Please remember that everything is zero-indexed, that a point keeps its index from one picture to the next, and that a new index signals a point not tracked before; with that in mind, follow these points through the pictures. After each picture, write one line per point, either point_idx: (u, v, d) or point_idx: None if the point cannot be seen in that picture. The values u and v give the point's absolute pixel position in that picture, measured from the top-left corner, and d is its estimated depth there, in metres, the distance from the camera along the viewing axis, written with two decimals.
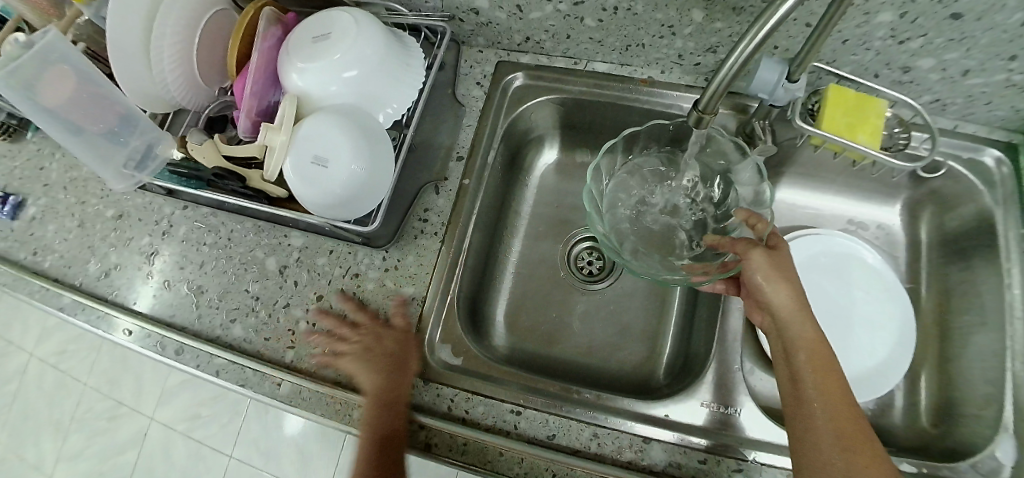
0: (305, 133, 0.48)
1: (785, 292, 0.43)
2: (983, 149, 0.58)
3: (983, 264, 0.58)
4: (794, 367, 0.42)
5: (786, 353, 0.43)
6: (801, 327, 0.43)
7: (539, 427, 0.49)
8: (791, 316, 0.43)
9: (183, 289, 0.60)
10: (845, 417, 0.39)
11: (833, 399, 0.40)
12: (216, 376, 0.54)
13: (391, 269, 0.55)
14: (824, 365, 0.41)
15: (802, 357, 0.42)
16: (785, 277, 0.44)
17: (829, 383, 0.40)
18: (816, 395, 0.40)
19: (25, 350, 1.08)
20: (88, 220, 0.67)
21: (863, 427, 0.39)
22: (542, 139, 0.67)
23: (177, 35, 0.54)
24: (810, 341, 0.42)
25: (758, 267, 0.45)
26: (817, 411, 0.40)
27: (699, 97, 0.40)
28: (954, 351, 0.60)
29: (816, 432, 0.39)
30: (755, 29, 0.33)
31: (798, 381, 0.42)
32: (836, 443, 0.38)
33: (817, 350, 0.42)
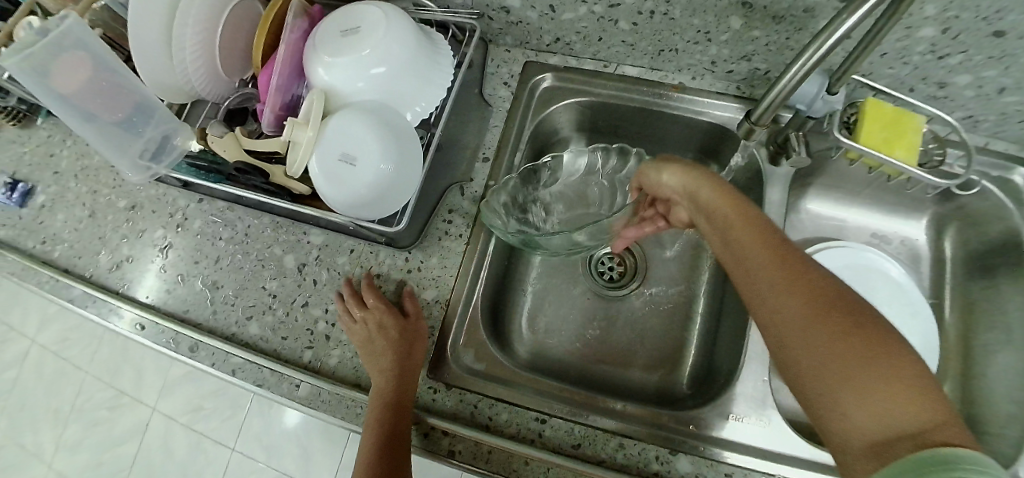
0: (334, 128, 0.47)
1: (677, 176, 0.45)
2: (1012, 167, 0.57)
3: (1008, 282, 0.58)
4: (729, 238, 0.40)
5: (719, 232, 0.41)
6: (714, 199, 0.42)
7: (565, 436, 0.48)
8: (701, 191, 0.43)
9: (198, 285, 0.59)
10: (789, 277, 0.35)
11: (770, 256, 0.37)
12: (232, 375, 0.53)
13: (414, 271, 0.54)
14: (745, 225, 0.40)
15: (728, 226, 0.40)
16: (676, 167, 0.46)
17: (757, 240, 0.38)
18: (752, 258, 0.38)
19: (26, 336, 1.06)
20: (100, 210, 0.65)
21: (812, 270, 0.36)
22: (566, 142, 0.66)
23: (201, 25, 0.53)
24: (729, 206, 0.41)
25: (650, 170, 0.49)
26: (760, 276, 0.37)
27: (750, 111, 0.44)
28: (978, 368, 0.59)
29: (779, 306, 0.35)
30: (813, 46, 0.35)
31: (735, 251, 0.39)
32: (791, 300, 0.34)
33: (731, 208, 0.41)
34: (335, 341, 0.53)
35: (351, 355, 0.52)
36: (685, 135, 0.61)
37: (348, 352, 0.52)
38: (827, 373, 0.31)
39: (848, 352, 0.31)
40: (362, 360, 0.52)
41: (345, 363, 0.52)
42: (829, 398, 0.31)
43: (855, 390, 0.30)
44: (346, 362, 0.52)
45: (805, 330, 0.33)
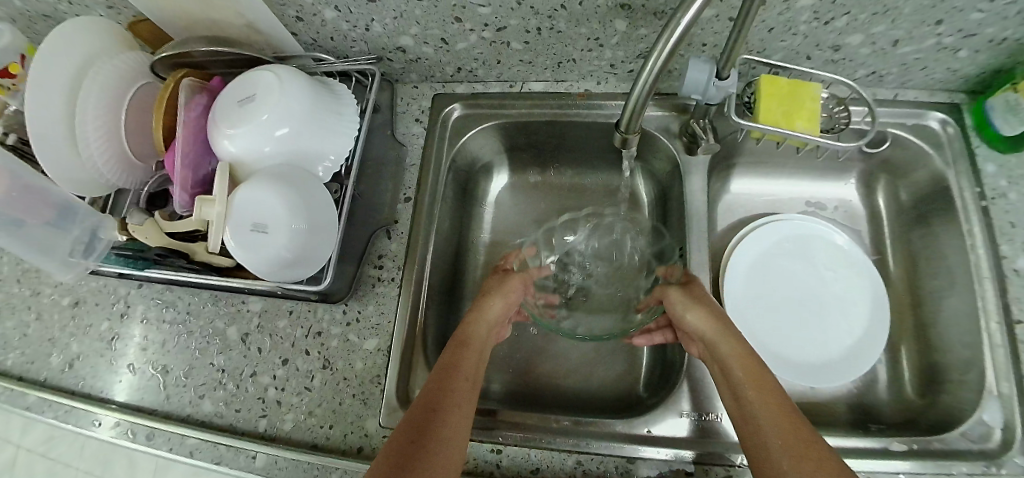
0: (241, 198, 0.47)
1: (703, 315, 0.49)
2: (928, 112, 0.59)
3: (943, 227, 0.58)
4: (731, 384, 0.44)
5: (722, 373, 0.45)
6: (727, 344, 0.46)
7: (522, 462, 0.48)
8: (714, 338, 0.47)
9: (149, 371, 0.58)
10: (789, 427, 0.39)
11: (778, 415, 0.40)
12: (190, 457, 0.53)
13: (353, 322, 0.55)
14: (753, 372, 0.43)
15: (730, 366, 0.45)
16: (700, 299, 0.50)
17: (766, 397, 0.41)
18: (756, 411, 0.40)
19: (11, 443, 1.05)
20: (45, 311, 0.65)
21: (809, 433, 0.38)
22: (491, 165, 0.67)
23: (100, 118, 0.53)
24: (735, 348, 0.46)
25: (678, 299, 0.51)
26: (760, 416, 0.40)
27: (618, 119, 0.42)
28: (929, 316, 0.60)
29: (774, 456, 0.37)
30: (668, 33, 0.32)
31: (739, 397, 0.42)
32: (791, 460, 0.36)
33: (745, 361, 0.44)
34: (286, 405, 0.53)
35: (304, 417, 0.52)
36: (602, 139, 0.62)
37: (300, 415, 0.52)
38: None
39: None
40: (315, 420, 0.52)
41: (299, 426, 0.52)
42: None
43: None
44: (300, 425, 0.52)
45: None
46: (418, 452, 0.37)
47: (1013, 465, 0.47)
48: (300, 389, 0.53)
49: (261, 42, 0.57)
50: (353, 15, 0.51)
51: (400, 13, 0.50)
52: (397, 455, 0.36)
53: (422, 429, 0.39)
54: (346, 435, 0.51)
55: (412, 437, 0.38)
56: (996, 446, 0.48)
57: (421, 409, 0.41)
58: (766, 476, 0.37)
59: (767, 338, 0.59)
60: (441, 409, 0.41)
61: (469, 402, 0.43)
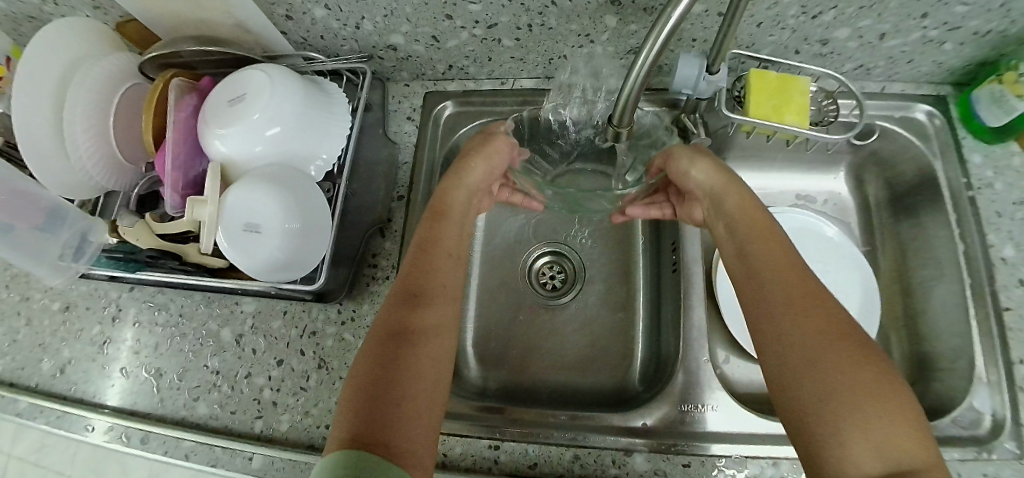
0: (233, 199, 0.47)
1: (711, 175, 0.48)
2: (914, 105, 0.60)
3: (931, 218, 0.59)
4: (739, 245, 0.45)
5: (731, 240, 0.46)
6: (734, 203, 0.47)
7: (520, 457, 0.49)
8: (721, 192, 0.48)
9: (142, 374, 0.58)
10: (795, 284, 0.40)
11: (786, 275, 0.41)
12: (186, 460, 0.53)
13: (348, 321, 0.55)
14: (763, 236, 0.44)
15: (739, 225, 0.46)
16: (707, 164, 0.49)
17: (785, 270, 0.41)
18: (773, 283, 0.40)
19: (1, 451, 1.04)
20: (35, 316, 0.65)
21: (829, 301, 0.38)
22: None
23: (89, 120, 0.52)
24: (746, 212, 0.46)
25: (682, 154, 0.50)
26: (766, 276, 0.41)
27: (610, 113, 0.42)
28: (918, 306, 0.61)
29: (779, 318, 0.38)
30: (657, 28, 0.32)
31: (747, 257, 0.43)
32: (811, 328, 0.37)
33: (761, 233, 0.44)
34: (282, 406, 0.53)
35: (300, 417, 0.52)
36: None
37: (297, 415, 0.52)
38: (839, 400, 0.33)
39: (866, 385, 0.34)
40: (311, 420, 0.52)
41: (296, 426, 0.52)
42: (828, 422, 0.33)
43: (857, 420, 0.33)
44: (296, 426, 0.52)
45: (811, 343, 0.36)
46: (388, 379, 0.37)
47: (1002, 450, 0.48)
48: (296, 389, 0.53)
49: (250, 42, 0.57)
50: (343, 13, 0.51)
51: (390, 11, 0.50)
52: (368, 384, 0.37)
53: (378, 384, 0.37)
54: None
55: (383, 362, 0.38)
56: (985, 432, 0.49)
57: (385, 330, 0.40)
58: (764, 335, 0.39)
59: None
60: (402, 365, 0.39)
61: (433, 353, 0.41)
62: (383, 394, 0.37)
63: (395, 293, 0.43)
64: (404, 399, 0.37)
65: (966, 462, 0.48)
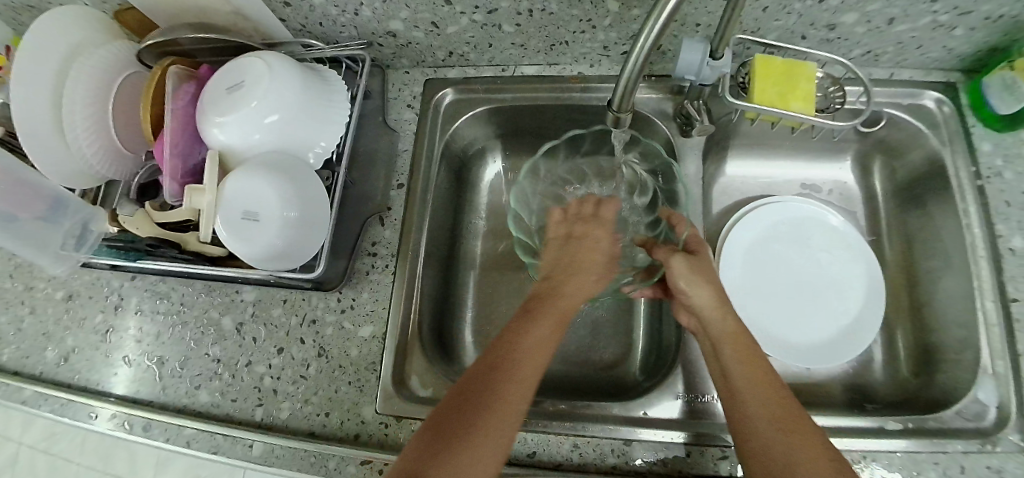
0: (232, 186, 0.46)
1: (708, 292, 0.46)
2: (923, 92, 0.58)
3: (938, 208, 0.58)
4: (722, 362, 0.43)
5: (713, 349, 0.45)
6: (721, 321, 0.45)
7: (518, 446, 0.48)
8: (709, 312, 0.46)
9: (145, 363, 0.58)
10: (779, 407, 0.39)
11: (768, 395, 0.40)
12: (187, 447, 0.53)
13: (348, 309, 0.55)
14: (746, 354, 0.43)
15: (721, 340, 0.44)
16: (708, 283, 0.47)
17: (767, 393, 0.40)
18: (754, 408, 0.39)
19: (11, 440, 1.06)
20: (40, 305, 0.65)
21: (806, 420, 0.38)
22: (485, 150, 0.66)
23: (88, 109, 0.52)
24: (728, 324, 0.45)
25: (681, 267, 0.48)
26: (751, 402, 0.40)
27: (610, 98, 0.41)
28: (924, 297, 0.60)
29: (767, 444, 0.37)
30: (656, 11, 0.31)
31: (729, 380, 0.42)
32: (798, 459, 0.36)
33: (743, 351, 0.43)
34: (282, 394, 0.53)
35: (300, 405, 0.52)
36: (596, 122, 0.61)
37: (297, 403, 0.52)
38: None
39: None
40: (311, 408, 0.52)
41: (296, 414, 0.52)
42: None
43: None
44: (296, 414, 0.52)
45: (801, 471, 0.35)
46: (462, 426, 0.36)
47: (1007, 443, 0.47)
48: (296, 377, 0.53)
49: (249, 29, 0.56)
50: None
51: None
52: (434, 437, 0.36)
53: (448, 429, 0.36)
54: (343, 422, 0.51)
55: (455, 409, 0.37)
56: (991, 425, 0.49)
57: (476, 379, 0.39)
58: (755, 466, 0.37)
59: (763, 321, 0.59)
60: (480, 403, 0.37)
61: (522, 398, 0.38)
62: (451, 441, 0.35)
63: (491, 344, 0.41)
64: (469, 454, 0.34)
65: (970, 454, 0.47)
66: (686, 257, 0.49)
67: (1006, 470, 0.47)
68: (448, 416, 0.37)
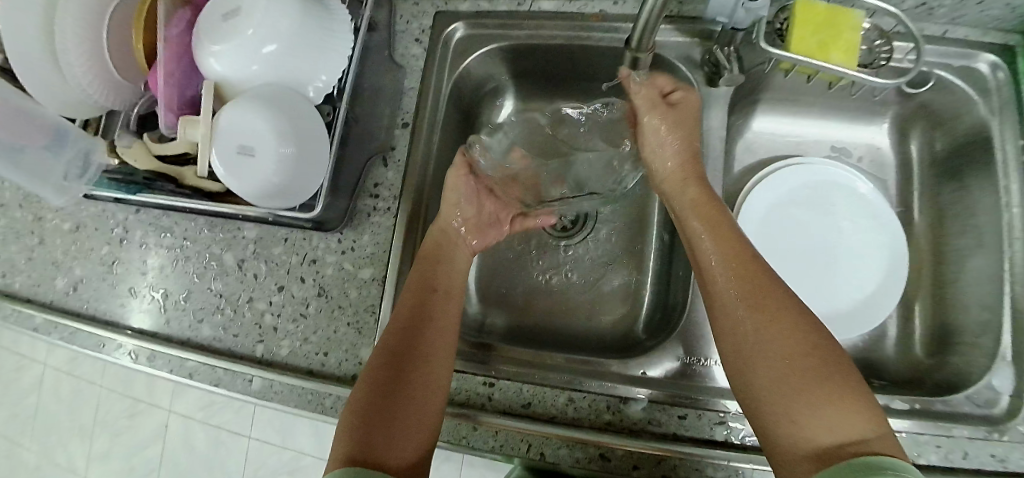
0: (228, 118, 0.45)
1: (676, 151, 0.50)
2: (977, 55, 0.53)
3: (978, 182, 0.54)
4: (692, 234, 0.46)
5: (686, 220, 0.47)
6: (692, 191, 0.48)
7: (514, 397, 0.48)
8: (685, 182, 0.49)
9: (150, 295, 0.59)
10: (745, 278, 0.41)
11: (730, 263, 0.42)
12: (190, 379, 0.54)
13: (349, 251, 0.54)
14: (712, 220, 0.46)
15: (693, 208, 0.47)
16: (680, 133, 0.50)
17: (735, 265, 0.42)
18: (724, 287, 0.41)
19: (38, 362, 1.13)
20: (48, 235, 0.65)
21: (775, 287, 0.40)
22: (496, 93, 0.63)
23: (81, 32, 0.49)
24: (695, 194, 0.48)
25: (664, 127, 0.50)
26: (716, 267, 0.43)
27: (629, 35, 0.38)
28: (948, 276, 0.57)
29: (729, 318, 0.40)
30: None
31: (701, 252, 0.45)
32: (761, 323, 0.38)
33: (712, 222, 0.45)
34: (283, 331, 0.53)
35: (300, 343, 0.53)
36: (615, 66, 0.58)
37: (296, 341, 0.53)
38: (793, 403, 0.35)
39: (812, 383, 0.35)
40: (311, 347, 0.52)
41: (295, 352, 0.52)
42: (787, 425, 0.35)
43: (814, 419, 0.34)
44: (296, 351, 0.52)
45: (765, 336, 0.38)
46: (393, 367, 0.41)
47: (1015, 433, 0.46)
48: (296, 316, 0.53)
49: None
50: None
51: None
52: (371, 390, 0.40)
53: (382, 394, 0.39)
54: (341, 363, 0.51)
55: (390, 355, 0.41)
56: (1001, 413, 0.47)
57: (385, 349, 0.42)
58: (720, 340, 0.40)
59: None
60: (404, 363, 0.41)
61: (438, 361, 0.42)
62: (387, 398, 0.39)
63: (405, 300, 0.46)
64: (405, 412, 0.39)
65: (975, 441, 0.46)
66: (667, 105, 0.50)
67: (1009, 460, 0.45)
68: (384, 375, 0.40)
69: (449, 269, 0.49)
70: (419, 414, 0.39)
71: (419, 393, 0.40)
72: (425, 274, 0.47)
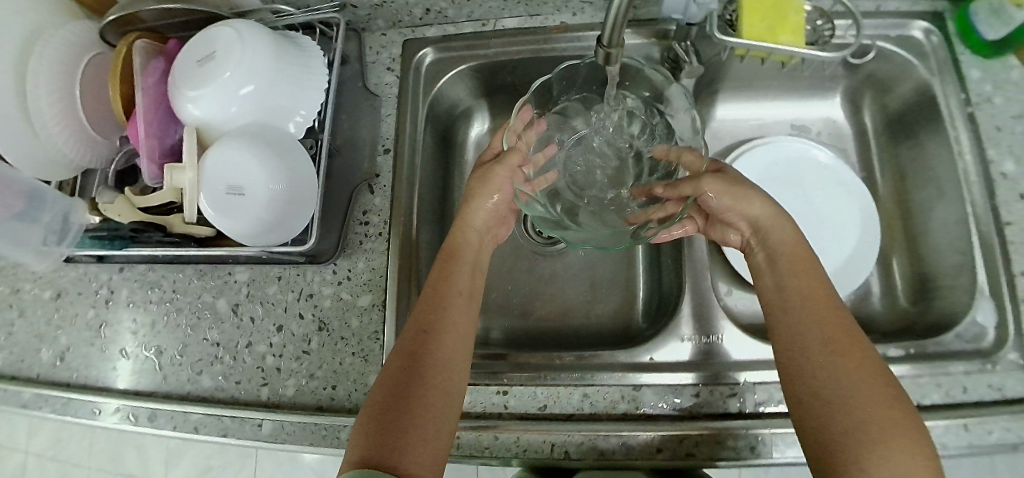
0: (214, 161, 0.45)
1: (760, 205, 0.47)
2: (910, 23, 0.58)
3: (931, 138, 0.58)
4: (777, 274, 0.45)
5: (770, 262, 0.46)
6: (780, 234, 0.47)
7: (530, 401, 0.48)
8: (769, 225, 0.47)
9: (143, 353, 0.57)
10: (834, 323, 0.41)
11: (822, 308, 0.42)
12: (196, 433, 0.52)
13: (344, 281, 0.53)
14: (803, 266, 0.45)
15: (779, 251, 0.46)
16: (741, 200, 0.47)
17: (828, 311, 0.42)
18: (812, 325, 0.41)
19: (18, 449, 1.07)
20: (28, 308, 0.63)
21: (864, 345, 0.40)
22: (471, 111, 0.65)
23: (54, 92, 0.49)
24: (783, 234, 0.46)
25: (716, 189, 0.47)
26: (801, 304, 0.43)
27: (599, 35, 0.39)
28: (919, 228, 0.60)
29: (807, 349, 0.40)
30: None
31: (785, 289, 0.44)
32: (843, 366, 0.39)
33: (800, 268, 0.45)
34: (287, 371, 0.52)
35: (306, 380, 0.52)
36: None
37: (302, 379, 0.52)
38: (860, 442, 0.35)
39: (884, 433, 0.35)
40: (318, 382, 0.51)
41: (302, 389, 0.51)
42: (851, 461, 0.35)
43: (874, 459, 0.35)
44: (304, 389, 0.51)
45: (846, 378, 0.38)
46: (410, 385, 0.40)
47: (1006, 361, 0.48)
48: (298, 353, 0.52)
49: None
50: None
51: None
52: (390, 401, 0.39)
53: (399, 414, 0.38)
54: (351, 394, 0.50)
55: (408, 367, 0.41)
56: (989, 345, 0.50)
57: (406, 357, 0.42)
58: (787, 362, 0.41)
59: None
60: (423, 392, 0.40)
61: (453, 385, 0.42)
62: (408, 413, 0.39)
63: (425, 303, 0.45)
64: (422, 434, 0.38)
65: (971, 374, 0.48)
66: (715, 175, 0.47)
67: (1007, 388, 0.48)
68: (407, 390, 0.40)
69: (467, 276, 0.48)
70: (431, 441, 0.38)
71: (435, 413, 0.40)
72: (441, 278, 0.47)
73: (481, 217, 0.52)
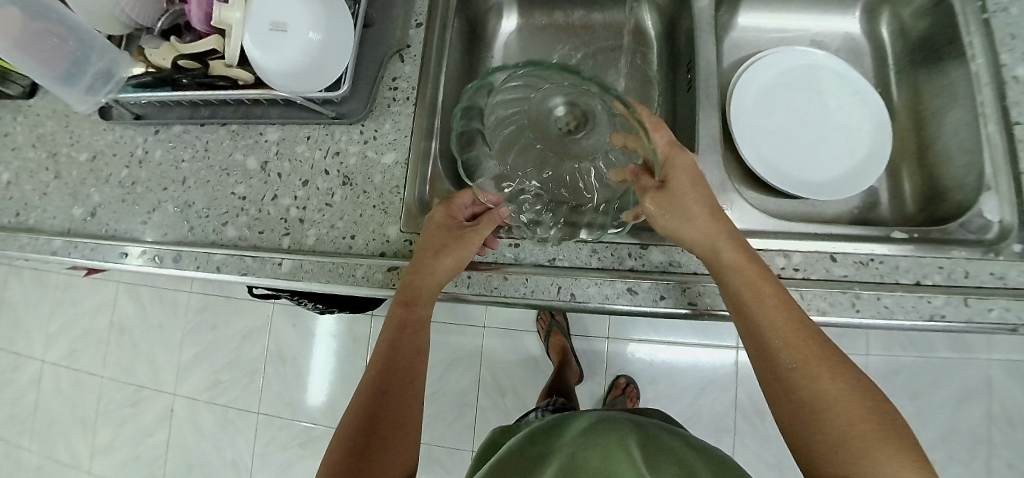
0: (261, 3, 0.49)
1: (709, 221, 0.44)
2: None
3: (948, 45, 0.59)
4: (734, 295, 0.42)
5: (723, 283, 0.43)
6: (732, 249, 0.43)
7: (539, 253, 0.50)
8: (722, 242, 0.43)
9: (172, 208, 0.60)
10: (800, 347, 0.39)
11: (785, 333, 0.40)
12: (218, 272, 0.55)
13: (370, 140, 0.56)
14: (757, 285, 0.41)
15: (734, 272, 0.42)
16: (694, 223, 0.44)
17: (792, 331, 0.40)
18: (777, 352, 0.40)
19: (60, 364, 1.34)
20: (64, 169, 0.66)
21: (834, 363, 0.39)
22: (500, 6, 0.67)
23: None
24: (736, 254, 0.43)
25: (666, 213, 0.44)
26: (766, 331, 0.40)
27: None
28: (930, 138, 0.61)
29: (782, 378, 0.39)
30: None
31: (744, 314, 0.42)
32: (815, 391, 0.38)
33: (756, 287, 0.41)
34: (310, 221, 0.54)
35: (327, 230, 0.54)
36: None
37: (323, 228, 0.54)
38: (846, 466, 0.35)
39: (873, 458, 0.35)
40: (338, 232, 0.53)
41: (323, 238, 0.54)
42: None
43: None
44: (324, 237, 0.54)
45: (825, 408, 0.37)
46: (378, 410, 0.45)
47: (1008, 251, 0.49)
48: (321, 206, 0.55)
49: None
50: None
51: None
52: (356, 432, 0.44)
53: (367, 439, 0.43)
54: (369, 243, 0.53)
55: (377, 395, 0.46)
56: (992, 237, 0.51)
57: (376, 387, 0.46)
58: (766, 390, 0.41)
59: (777, 157, 0.61)
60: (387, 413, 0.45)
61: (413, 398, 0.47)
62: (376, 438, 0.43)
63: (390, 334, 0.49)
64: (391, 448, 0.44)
65: (973, 260, 0.48)
66: (659, 198, 0.44)
67: (1009, 277, 0.47)
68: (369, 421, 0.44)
69: (446, 269, 0.48)
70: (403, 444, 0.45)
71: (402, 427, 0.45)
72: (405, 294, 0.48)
73: (442, 224, 0.50)
